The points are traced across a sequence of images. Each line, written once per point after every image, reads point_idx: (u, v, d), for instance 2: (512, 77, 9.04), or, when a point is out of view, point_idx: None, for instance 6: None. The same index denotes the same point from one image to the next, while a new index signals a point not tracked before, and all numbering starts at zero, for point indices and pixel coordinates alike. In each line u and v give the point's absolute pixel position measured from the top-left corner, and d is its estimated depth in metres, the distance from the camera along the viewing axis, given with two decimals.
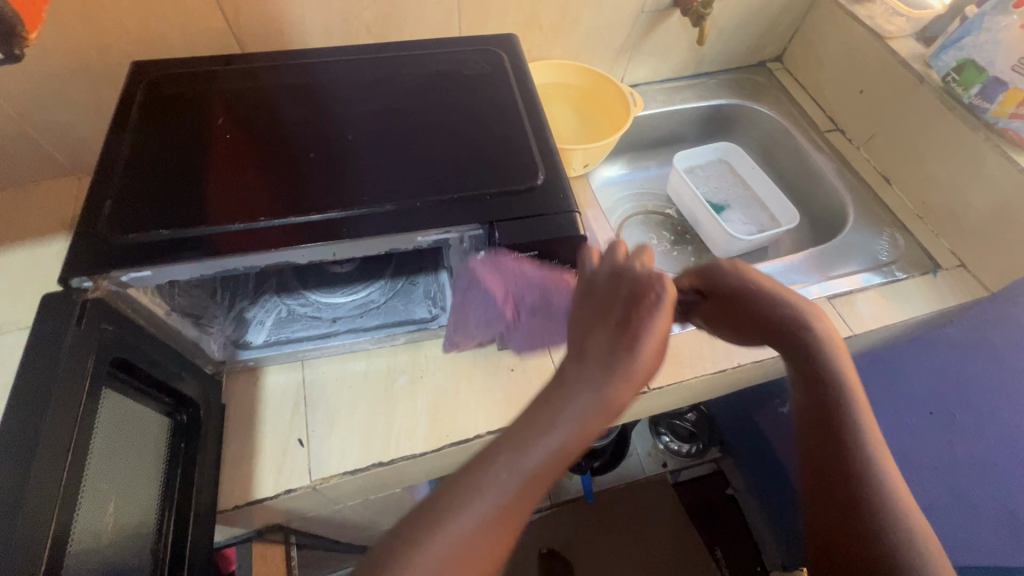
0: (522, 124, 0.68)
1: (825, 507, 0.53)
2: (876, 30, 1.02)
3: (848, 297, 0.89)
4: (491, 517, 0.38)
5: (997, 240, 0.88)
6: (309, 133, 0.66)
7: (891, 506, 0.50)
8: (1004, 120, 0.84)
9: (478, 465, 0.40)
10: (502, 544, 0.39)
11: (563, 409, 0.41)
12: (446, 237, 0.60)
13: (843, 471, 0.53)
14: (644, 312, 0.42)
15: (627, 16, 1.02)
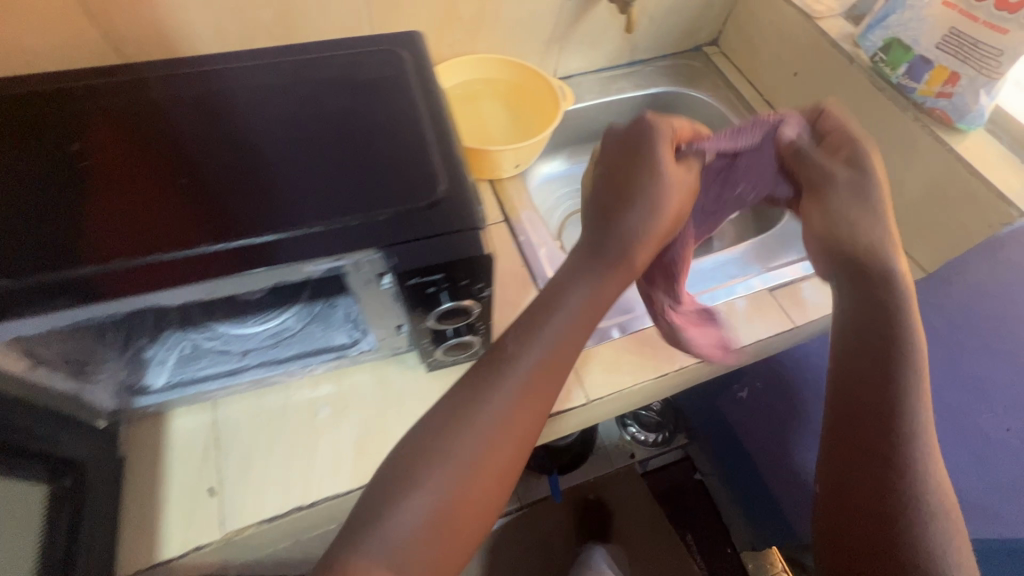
0: (427, 132, 0.63)
1: (862, 434, 0.58)
2: (805, 10, 0.99)
3: (788, 288, 0.87)
4: (496, 433, 0.51)
5: (930, 221, 0.87)
6: (202, 153, 0.59)
7: (908, 425, 0.58)
8: (932, 99, 0.83)
9: (471, 398, 0.53)
10: (523, 435, 0.52)
11: (570, 310, 0.57)
12: (338, 265, 0.53)
13: (872, 396, 0.59)
14: (652, 191, 0.62)
15: (552, 5, 0.97)
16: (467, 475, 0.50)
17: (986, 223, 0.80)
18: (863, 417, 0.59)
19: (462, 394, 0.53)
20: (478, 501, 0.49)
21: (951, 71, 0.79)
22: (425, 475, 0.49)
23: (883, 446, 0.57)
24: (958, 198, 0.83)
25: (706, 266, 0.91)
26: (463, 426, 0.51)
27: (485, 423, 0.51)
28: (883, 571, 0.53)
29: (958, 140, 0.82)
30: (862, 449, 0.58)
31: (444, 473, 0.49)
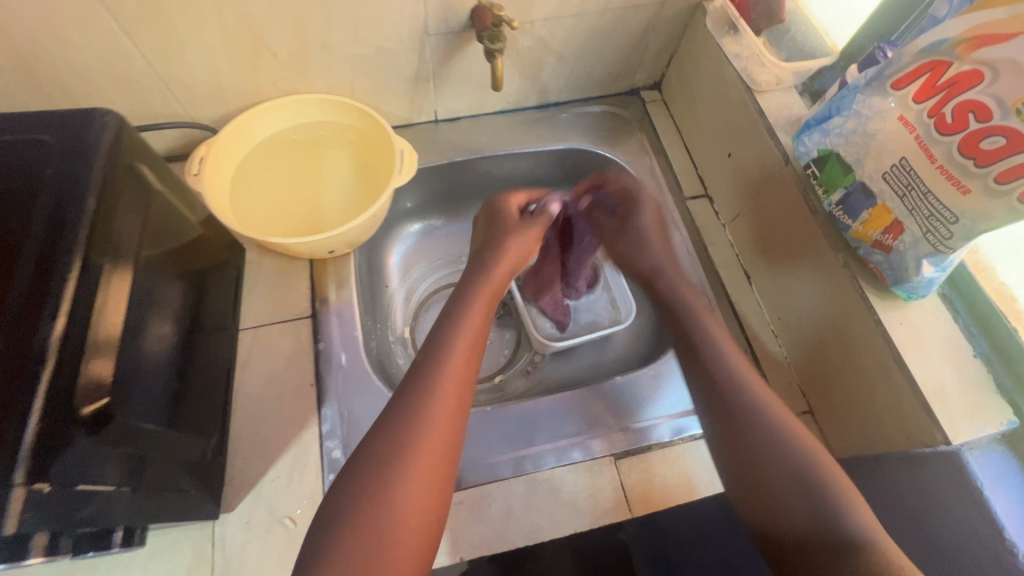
0: (28, 292, 0.42)
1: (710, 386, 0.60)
2: (746, 77, 0.73)
3: (641, 456, 0.68)
4: (413, 468, 0.49)
5: (846, 396, 0.66)
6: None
7: (779, 433, 0.54)
8: (867, 247, 0.59)
9: (426, 381, 0.54)
10: (450, 415, 0.53)
11: (450, 339, 0.58)
12: None
13: (744, 398, 0.57)
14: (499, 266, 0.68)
15: (408, 40, 0.74)
16: (397, 470, 0.49)
17: (905, 432, 0.58)
18: (746, 423, 0.56)
19: (419, 371, 0.55)
20: (425, 503, 0.49)
21: (895, 218, 0.55)
22: (368, 488, 0.48)
23: (800, 464, 0.52)
24: (880, 385, 0.60)
25: (551, 407, 0.71)
26: (422, 401, 0.52)
27: (437, 418, 0.52)
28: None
29: (893, 310, 0.59)
30: (751, 464, 0.54)
31: (379, 474, 0.49)
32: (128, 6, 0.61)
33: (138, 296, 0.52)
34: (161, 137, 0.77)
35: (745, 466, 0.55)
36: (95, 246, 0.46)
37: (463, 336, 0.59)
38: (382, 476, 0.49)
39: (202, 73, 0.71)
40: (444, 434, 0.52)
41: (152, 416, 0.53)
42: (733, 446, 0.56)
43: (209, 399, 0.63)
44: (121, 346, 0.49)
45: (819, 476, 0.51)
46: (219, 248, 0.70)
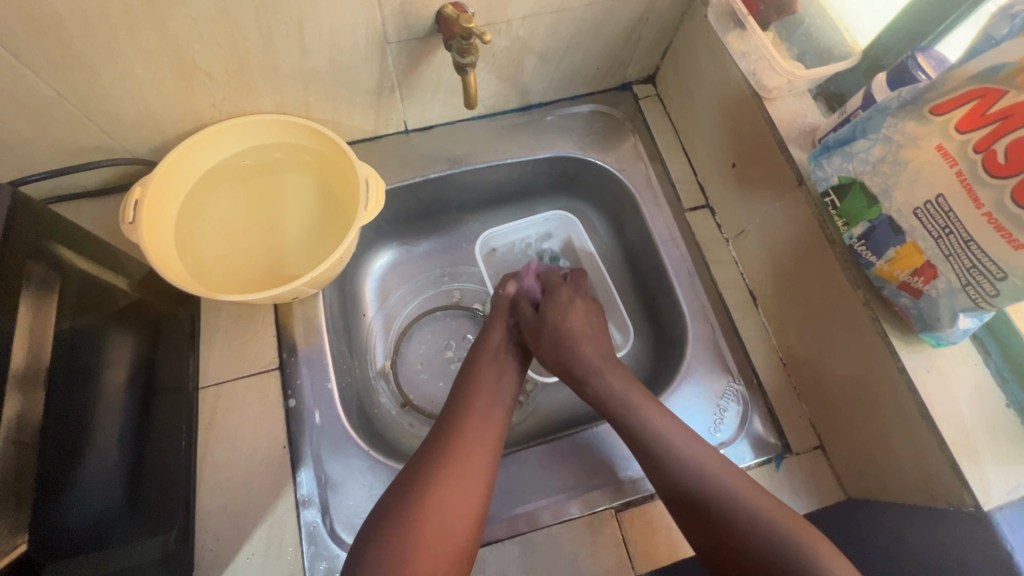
0: None
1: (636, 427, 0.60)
2: (755, 80, 0.65)
3: (643, 506, 0.64)
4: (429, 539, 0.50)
5: (861, 438, 0.61)
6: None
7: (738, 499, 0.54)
8: (892, 287, 0.53)
9: (436, 459, 0.55)
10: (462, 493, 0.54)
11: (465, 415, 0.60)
12: None
13: (682, 436, 0.59)
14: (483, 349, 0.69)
15: (366, 50, 0.64)
16: (400, 558, 0.49)
17: (928, 486, 0.54)
18: (685, 457, 0.57)
19: (447, 419, 0.60)
20: (450, 528, 0.52)
21: (927, 260, 0.48)
22: (375, 562, 0.49)
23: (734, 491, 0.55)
24: (900, 434, 0.56)
25: (540, 455, 0.66)
26: (448, 442, 0.57)
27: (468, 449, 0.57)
28: None
29: (919, 354, 0.54)
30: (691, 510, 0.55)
31: (388, 556, 0.49)
32: (20, 34, 0.50)
33: (57, 393, 0.46)
34: (95, 173, 0.68)
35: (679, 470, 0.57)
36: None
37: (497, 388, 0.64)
38: (415, 505, 0.52)
39: (128, 101, 0.61)
40: (463, 507, 0.53)
41: (95, 520, 0.49)
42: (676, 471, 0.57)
43: (167, 479, 0.58)
44: (35, 469, 0.43)
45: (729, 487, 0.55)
46: (160, 306, 0.63)
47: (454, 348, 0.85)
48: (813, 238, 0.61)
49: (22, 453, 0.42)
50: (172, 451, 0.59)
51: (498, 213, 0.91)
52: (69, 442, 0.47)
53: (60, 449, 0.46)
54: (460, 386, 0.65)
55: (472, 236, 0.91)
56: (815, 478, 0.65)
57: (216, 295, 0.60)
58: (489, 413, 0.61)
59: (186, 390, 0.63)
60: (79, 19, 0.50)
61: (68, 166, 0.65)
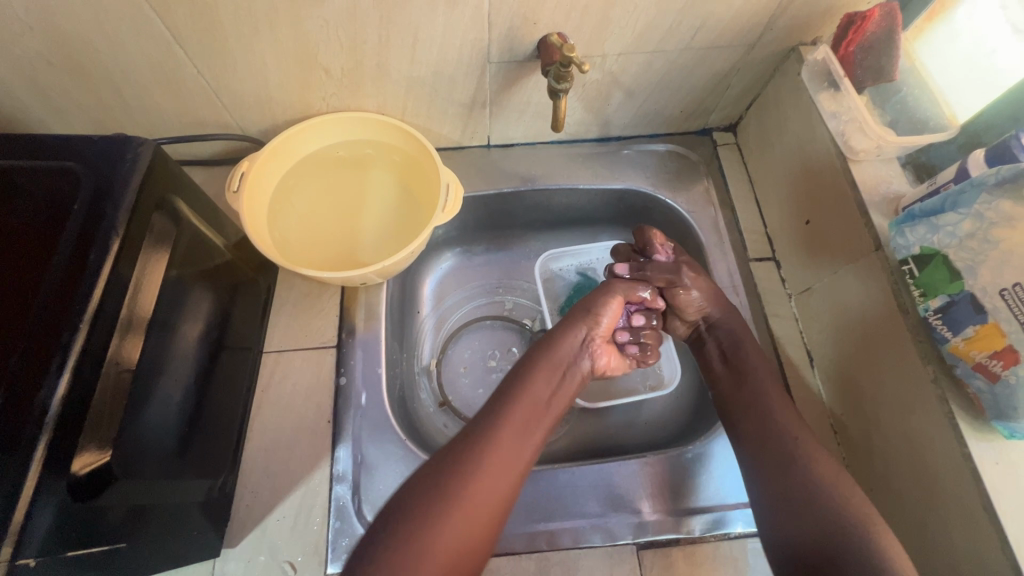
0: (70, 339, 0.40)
1: (761, 433, 0.60)
2: (841, 141, 0.65)
3: (666, 549, 0.62)
4: (454, 511, 0.52)
5: (911, 523, 0.57)
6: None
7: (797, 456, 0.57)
8: (966, 368, 0.50)
9: (489, 431, 0.57)
10: (499, 477, 0.55)
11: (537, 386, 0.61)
12: None
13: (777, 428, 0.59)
14: (579, 316, 0.67)
15: (467, 67, 0.69)
16: (433, 514, 0.51)
17: None
18: (772, 450, 0.58)
19: (444, 467, 0.55)
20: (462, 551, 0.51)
21: (1009, 344, 0.47)
22: (411, 509, 0.52)
23: (840, 533, 0.51)
24: (957, 527, 0.52)
25: (572, 477, 0.65)
26: (411, 532, 0.50)
27: (440, 546, 0.50)
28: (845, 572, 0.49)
29: (986, 443, 0.51)
30: (802, 510, 0.54)
31: (426, 509, 0.52)
32: (182, 17, 0.58)
33: (153, 329, 0.51)
34: (209, 144, 0.76)
35: (807, 504, 0.54)
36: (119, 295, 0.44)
37: (496, 480, 0.55)
38: (430, 510, 0.51)
39: (252, 84, 0.68)
40: (495, 489, 0.54)
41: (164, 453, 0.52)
42: (779, 498, 0.55)
43: (219, 430, 0.61)
44: (128, 388, 0.48)
45: (840, 529, 0.51)
46: (245, 268, 0.67)
47: (498, 358, 0.87)
48: (883, 306, 0.59)
49: (122, 376, 0.46)
50: (231, 406, 0.64)
51: (560, 236, 0.93)
52: (152, 374, 0.51)
53: (143, 378, 0.50)
54: (546, 343, 0.65)
55: (533, 253, 0.93)
56: None
57: (296, 268, 0.65)
58: (495, 479, 0.55)
59: (251, 351, 0.68)
60: (232, 10, 0.58)
61: (188, 135, 0.74)
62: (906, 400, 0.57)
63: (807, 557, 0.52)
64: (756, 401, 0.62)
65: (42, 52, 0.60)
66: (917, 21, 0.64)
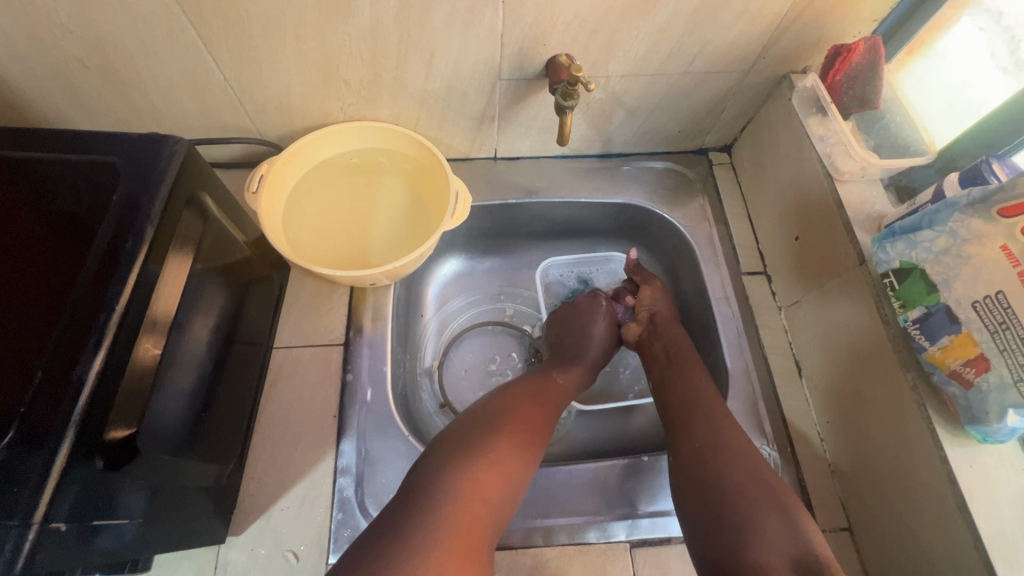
0: (106, 320, 0.41)
1: (677, 404, 0.66)
2: (827, 163, 0.69)
3: (657, 547, 0.64)
4: (512, 433, 0.58)
5: (893, 526, 0.60)
6: (6, 287, 0.42)
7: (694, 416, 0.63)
8: (942, 374, 0.54)
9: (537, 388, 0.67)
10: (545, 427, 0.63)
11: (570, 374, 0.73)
12: None
13: (694, 392, 0.66)
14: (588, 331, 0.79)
15: (479, 82, 0.73)
16: (499, 430, 0.58)
17: None
18: (692, 412, 0.63)
19: (508, 401, 0.62)
20: (510, 465, 0.56)
21: (982, 352, 0.50)
22: (478, 425, 0.58)
23: (742, 474, 0.55)
24: (936, 528, 0.55)
25: (568, 476, 0.67)
26: (470, 457, 0.54)
27: (500, 456, 0.55)
28: (743, 506, 0.53)
29: (964, 447, 0.54)
30: (704, 460, 0.58)
31: (495, 426, 0.58)
32: (215, 26, 0.61)
33: (183, 315, 0.54)
34: (228, 147, 0.80)
35: (706, 454, 0.58)
36: (154, 283, 0.46)
37: (542, 425, 0.62)
38: (497, 427, 0.58)
39: (275, 92, 0.71)
40: (540, 432, 0.61)
41: (184, 437, 0.54)
42: (680, 461, 0.60)
43: (229, 421, 0.63)
44: (159, 368, 0.49)
45: (752, 474, 0.55)
46: (261, 266, 0.70)
47: (498, 363, 0.89)
48: (866, 317, 0.63)
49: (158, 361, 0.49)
50: (242, 397, 0.66)
51: (561, 247, 0.96)
52: (180, 359, 0.54)
53: (172, 361, 0.52)
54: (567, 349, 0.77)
55: (535, 262, 0.96)
56: (839, 558, 0.64)
57: (311, 267, 0.68)
58: (541, 423, 0.62)
59: (262, 346, 0.71)
60: (263, 22, 0.61)
61: (208, 138, 0.77)
62: (888, 407, 0.60)
63: (707, 503, 0.55)
64: (680, 375, 0.69)
65: (79, 54, 0.63)
66: (899, 55, 0.69)
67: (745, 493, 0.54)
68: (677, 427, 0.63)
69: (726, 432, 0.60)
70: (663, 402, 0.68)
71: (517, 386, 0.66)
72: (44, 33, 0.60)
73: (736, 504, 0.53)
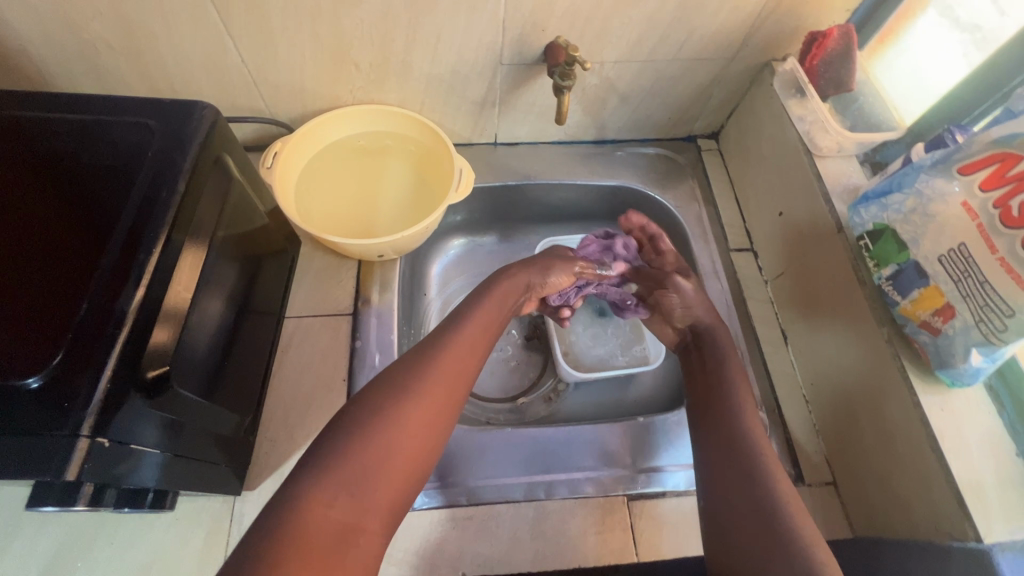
0: (144, 262, 0.45)
1: (705, 393, 0.65)
2: (807, 140, 0.74)
3: (654, 500, 0.68)
4: (405, 414, 0.52)
5: (874, 474, 0.63)
6: (51, 234, 0.45)
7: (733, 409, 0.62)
8: (914, 325, 0.58)
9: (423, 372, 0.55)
10: (437, 409, 0.54)
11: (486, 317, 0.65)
12: None
13: (724, 382, 0.65)
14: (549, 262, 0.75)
15: (482, 67, 0.77)
16: (393, 409, 0.52)
17: (932, 519, 0.57)
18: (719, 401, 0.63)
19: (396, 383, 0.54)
20: (403, 449, 0.51)
21: (947, 301, 0.55)
22: (370, 404, 0.52)
23: (761, 466, 0.56)
24: (912, 471, 0.59)
25: (569, 436, 0.71)
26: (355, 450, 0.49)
27: (393, 441, 0.51)
28: (753, 498, 0.54)
29: (935, 392, 0.58)
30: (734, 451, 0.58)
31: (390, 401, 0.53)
32: (235, 9, 0.66)
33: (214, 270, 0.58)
34: (242, 129, 0.84)
35: (730, 446, 0.58)
36: (187, 233, 0.50)
37: (437, 399, 0.55)
38: (392, 407, 0.52)
39: (289, 75, 0.76)
40: (437, 414, 0.54)
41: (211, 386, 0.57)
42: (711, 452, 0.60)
43: (247, 380, 0.66)
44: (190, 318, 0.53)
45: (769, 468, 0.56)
46: (276, 238, 0.74)
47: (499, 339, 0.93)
48: (844, 279, 0.67)
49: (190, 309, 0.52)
50: (258, 359, 0.69)
51: (558, 229, 1.01)
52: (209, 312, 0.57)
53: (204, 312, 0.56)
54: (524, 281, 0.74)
55: (533, 245, 1.00)
56: (824, 509, 0.68)
57: (323, 236, 0.71)
58: (439, 399, 0.55)
59: (276, 314, 0.74)
60: (281, 6, 0.66)
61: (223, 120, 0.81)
62: (867, 362, 0.64)
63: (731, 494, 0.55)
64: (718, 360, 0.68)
65: (106, 35, 0.67)
66: (871, 43, 0.76)
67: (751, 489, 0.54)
68: (711, 410, 0.63)
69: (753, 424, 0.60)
70: (694, 386, 0.68)
71: (449, 346, 0.59)
72: (74, 13, 0.64)
73: (745, 499, 0.54)
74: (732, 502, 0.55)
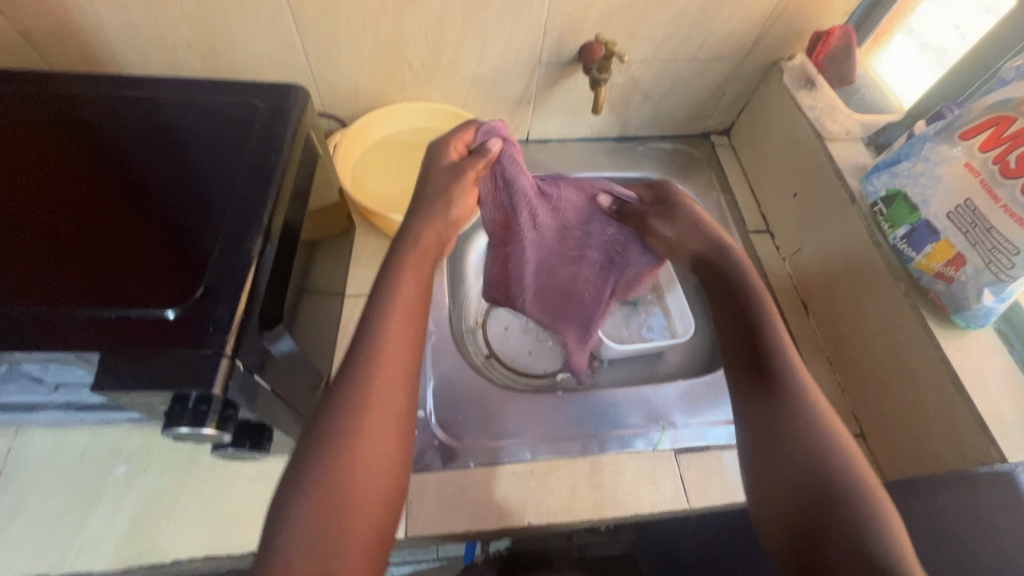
0: (263, 215, 0.50)
1: (744, 351, 0.58)
2: (817, 126, 0.83)
3: (700, 453, 0.72)
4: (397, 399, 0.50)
5: (901, 420, 0.69)
6: (158, 195, 0.51)
7: (789, 370, 0.54)
8: (929, 277, 0.65)
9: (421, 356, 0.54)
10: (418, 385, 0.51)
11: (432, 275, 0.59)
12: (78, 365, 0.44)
13: (773, 341, 0.57)
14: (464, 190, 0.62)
15: (521, 66, 0.86)
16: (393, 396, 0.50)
17: (961, 451, 0.62)
18: (757, 361, 0.56)
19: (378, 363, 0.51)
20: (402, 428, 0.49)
21: (958, 251, 0.62)
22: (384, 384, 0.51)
23: (815, 437, 0.51)
24: (938, 407, 0.64)
25: (613, 398, 0.76)
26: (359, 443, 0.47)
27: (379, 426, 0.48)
28: (812, 478, 0.48)
29: (953, 335, 0.65)
30: (775, 424, 0.52)
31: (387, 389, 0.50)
32: (310, 12, 0.73)
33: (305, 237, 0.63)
34: None
35: (789, 418, 0.52)
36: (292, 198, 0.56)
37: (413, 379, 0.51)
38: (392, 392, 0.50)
39: (347, 74, 0.83)
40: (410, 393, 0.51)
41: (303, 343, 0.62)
42: (750, 421, 0.54)
43: (322, 347, 0.70)
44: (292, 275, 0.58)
45: (831, 435, 0.51)
46: (341, 220, 0.79)
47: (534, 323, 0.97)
48: (862, 246, 0.74)
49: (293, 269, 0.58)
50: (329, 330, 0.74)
51: None
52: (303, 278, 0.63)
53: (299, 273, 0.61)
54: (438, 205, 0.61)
55: None
56: None
57: None
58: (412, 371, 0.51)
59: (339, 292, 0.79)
60: (351, 11, 0.74)
61: None
62: (888, 317, 0.71)
63: (791, 479, 0.49)
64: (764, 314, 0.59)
65: (189, 38, 0.74)
66: (868, 42, 0.86)
67: (808, 462, 0.49)
68: (756, 369, 0.56)
69: (807, 386, 0.53)
70: (726, 340, 0.60)
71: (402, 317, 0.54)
72: (166, 19, 0.71)
73: (802, 478, 0.49)
74: (790, 475, 0.49)
